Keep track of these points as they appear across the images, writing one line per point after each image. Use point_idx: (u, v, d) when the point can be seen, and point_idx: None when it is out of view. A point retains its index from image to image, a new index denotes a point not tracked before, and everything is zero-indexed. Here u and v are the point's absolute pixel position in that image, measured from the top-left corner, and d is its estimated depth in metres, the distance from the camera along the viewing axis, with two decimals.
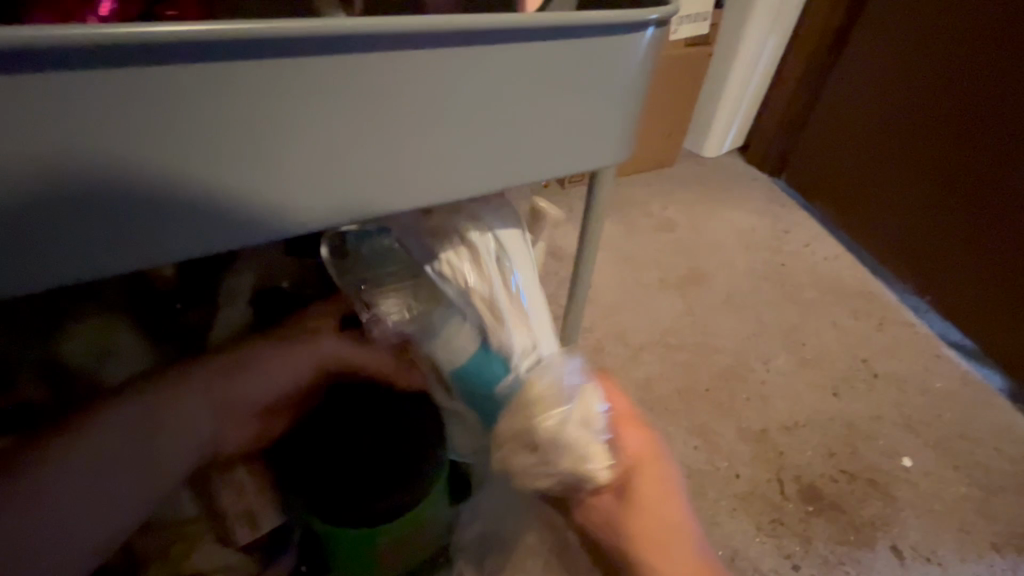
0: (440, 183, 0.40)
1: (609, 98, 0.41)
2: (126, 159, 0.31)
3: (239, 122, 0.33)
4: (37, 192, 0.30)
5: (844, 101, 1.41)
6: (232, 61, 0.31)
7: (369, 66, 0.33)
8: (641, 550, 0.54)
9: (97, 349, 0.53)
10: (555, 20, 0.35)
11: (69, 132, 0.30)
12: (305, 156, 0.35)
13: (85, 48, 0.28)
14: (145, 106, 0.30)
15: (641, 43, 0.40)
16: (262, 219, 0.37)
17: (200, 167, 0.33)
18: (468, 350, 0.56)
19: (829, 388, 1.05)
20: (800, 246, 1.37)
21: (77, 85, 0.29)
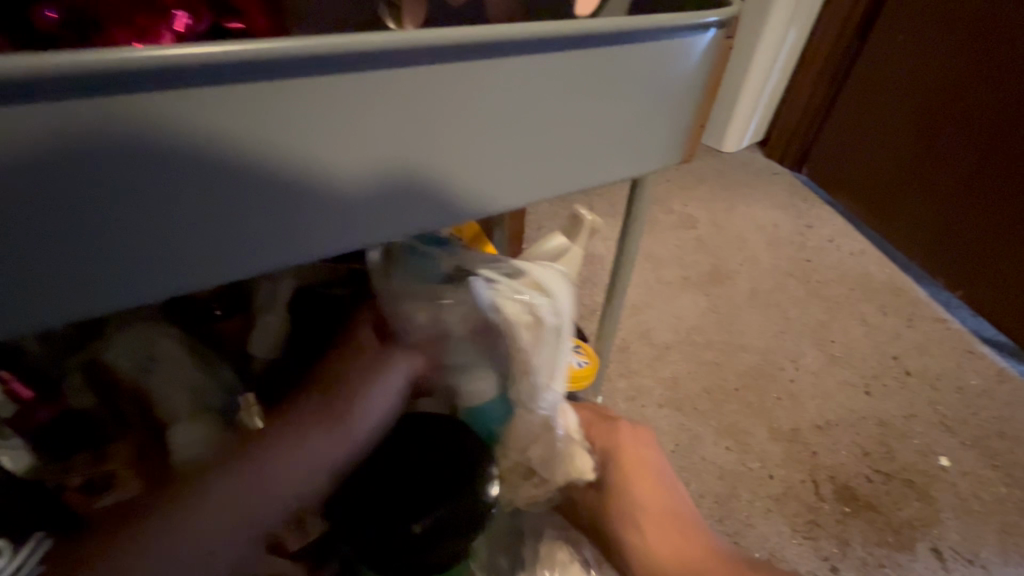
0: (482, 202, 0.36)
1: (661, 105, 0.38)
2: (154, 184, 0.26)
3: (278, 146, 0.28)
4: (57, 219, 0.25)
5: (869, 92, 1.38)
6: (247, 83, 0.26)
7: (419, 81, 0.29)
8: (640, 534, 0.50)
9: (142, 358, 0.48)
10: (617, 25, 0.32)
11: (87, 163, 0.24)
12: (335, 181, 0.30)
13: (98, 76, 0.23)
14: (143, 136, 0.25)
15: (701, 46, 0.36)
16: (310, 237, 0.31)
17: (238, 188, 0.28)
18: (489, 393, 0.49)
19: (861, 386, 1.03)
20: (825, 241, 1.35)
21: (57, 118, 0.23)
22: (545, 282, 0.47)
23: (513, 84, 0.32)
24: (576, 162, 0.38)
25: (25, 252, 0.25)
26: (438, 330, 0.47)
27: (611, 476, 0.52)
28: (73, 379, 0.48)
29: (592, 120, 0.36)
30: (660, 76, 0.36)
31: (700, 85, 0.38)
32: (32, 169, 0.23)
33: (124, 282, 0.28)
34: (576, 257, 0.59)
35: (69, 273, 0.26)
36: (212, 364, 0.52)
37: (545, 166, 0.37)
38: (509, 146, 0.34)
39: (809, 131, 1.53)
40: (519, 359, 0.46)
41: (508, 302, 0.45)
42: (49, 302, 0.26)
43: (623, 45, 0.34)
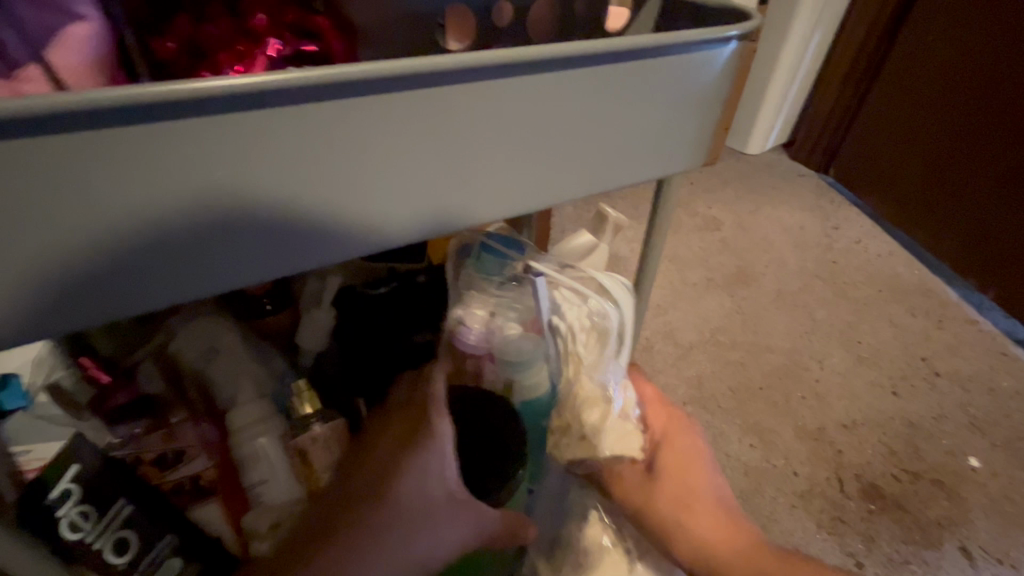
0: (511, 208, 0.38)
1: (681, 112, 0.40)
2: (209, 194, 0.28)
3: (318, 159, 0.30)
4: (125, 226, 0.27)
5: (898, 93, 1.38)
6: (291, 105, 0.28)
7: (451, 97, 0.32)
8: (690, 518, 0.53)
9: (205, 350, 0.54)
10: (632, 41, 0.34)
11: (150, 177, 0.27)
12: (374, 193, 0.32)
13: (160, 104, 0.25)
14: (206, 156, 0.27)
15: (721, 58, 0.38)
16: (346, 238, 0.33)
17: (280, 196, 0.30)
18: (547, 385, 0.53)
19: (888, 387, 1.03)
20: (851, 242, 1.34)
21: (128, 141, 0.26)
22: (609, 291, 0.52)
23: (539, 98, 0.34)
24: (598, 167, 0.40)
25: (103, 259, 0.28)
26: (501, 326, 0.52)
27: (663, 461, 0.55)
28: (146, 367, 0.54)
29: (611, 130, 0.38)
30: (680, 86, 0.38)
31: (721, 95, 0.41)
32: (112, 183, 0.26)
33: (186, 286, 0.30)
34: (601, 255, 0.60)
35: (140, 278, 0.29)
36: (267, 355, 0.57)
37: (569, 173, 0.39)
38: (535, 156, 0.37)
39: (836, 133, 1.52)
40: (579, 356, 0.51)
41: (572, 309, 0.51)
42: (123, 303, 0.29)
43: (640, 58, 0.36)
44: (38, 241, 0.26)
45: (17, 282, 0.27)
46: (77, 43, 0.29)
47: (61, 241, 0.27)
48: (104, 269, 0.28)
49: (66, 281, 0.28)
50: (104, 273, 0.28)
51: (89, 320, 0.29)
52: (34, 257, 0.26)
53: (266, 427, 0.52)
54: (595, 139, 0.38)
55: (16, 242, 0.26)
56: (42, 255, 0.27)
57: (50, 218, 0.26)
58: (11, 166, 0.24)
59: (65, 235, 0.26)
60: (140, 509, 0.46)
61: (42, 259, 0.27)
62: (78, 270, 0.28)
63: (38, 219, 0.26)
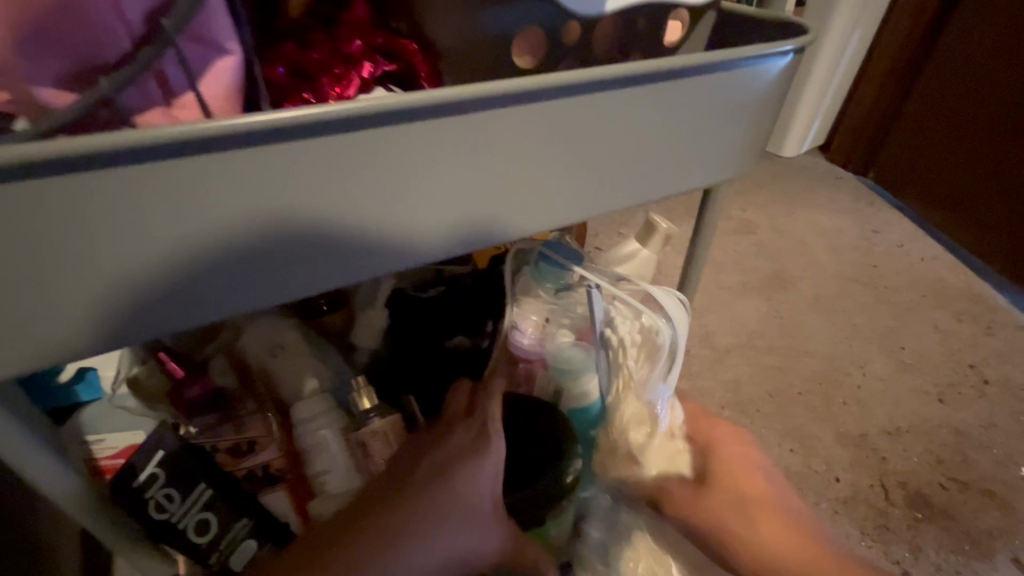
0: (549, 223, 0.39)
1: (729, 124, 0.41)
2: (290, 212, 0.30)
3: (394, 177, 0.31)
4: (212, 242, 0.29)
5: (942, 95, 1.35)
6: (373, 129, 0.29)
7: (521, 117, 0.32)
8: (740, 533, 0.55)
9: (268, 347, 0.57)
10: (699, 59, 0.35)
11: (239, 199, 0.28)
12: (418, 212, 0.33)
13: (255, 132, 0.26)
14: (275, 181, 0.28)
15: (774, 70, 0.39)
16: (412, 249, 0.35)
17: (356, 212, 0.31)
18: (594, 394, 0.58)
19: (934, 394, 1.01)
20: (892, 246, 1.31)
21: (222, 167, 0.27)
22: (664, 309, 0.54)
23: (583, 119, 0.34)
24: (636, 182, 0.40)
25: (166, 279, 0.29)
26: (555, 332, 0.58)
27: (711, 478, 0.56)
28: (219, 363, 0.58)
29: (654, 145, 0.39)
30: (737, 97, 0.39)
31: (773, 104, 0.42)
32: (203, 205, 0.27)
33: (239, 300, 0.32)
34: (648, 263, 0.64)
35: (198, 295, 0.30)
36: (326, 353, 0.59)
37: (607, 189, 0.39)
38: (594, 169, 0.37)
39: (874, 137, 1.50)
40: (626, 372, 0.54)
41: (624, 322, 0.53)
42: (180, 318, 0.31)
43: (703, 74, 0.36)
44: (136, 258, 0.28)
45: (90, 303, 0.28)
46: (223, 71, 0.26)
47: (152, 258, 0.28)
48: (165, 288, 0.29)
49: (132, 300, 0.29)
50: (165, 291, 0.29)
51: (148, 333, 0.30)
52: (103, 278, 0.28)
53: (325, 421, 0.55)
54: (652, 151, 0.39)
55: (83, 268, 0.27)
56: (109, 278, 0.28)
57: (118, 244, 0.27)
58: (81, 198, 0.25)
59: (156, 253, 0.28)
60: (217, 496, 0.49)
61: (113, 281, 0.28)
62: (142, 290, 0.29)
63: (137, 240, 0.27)
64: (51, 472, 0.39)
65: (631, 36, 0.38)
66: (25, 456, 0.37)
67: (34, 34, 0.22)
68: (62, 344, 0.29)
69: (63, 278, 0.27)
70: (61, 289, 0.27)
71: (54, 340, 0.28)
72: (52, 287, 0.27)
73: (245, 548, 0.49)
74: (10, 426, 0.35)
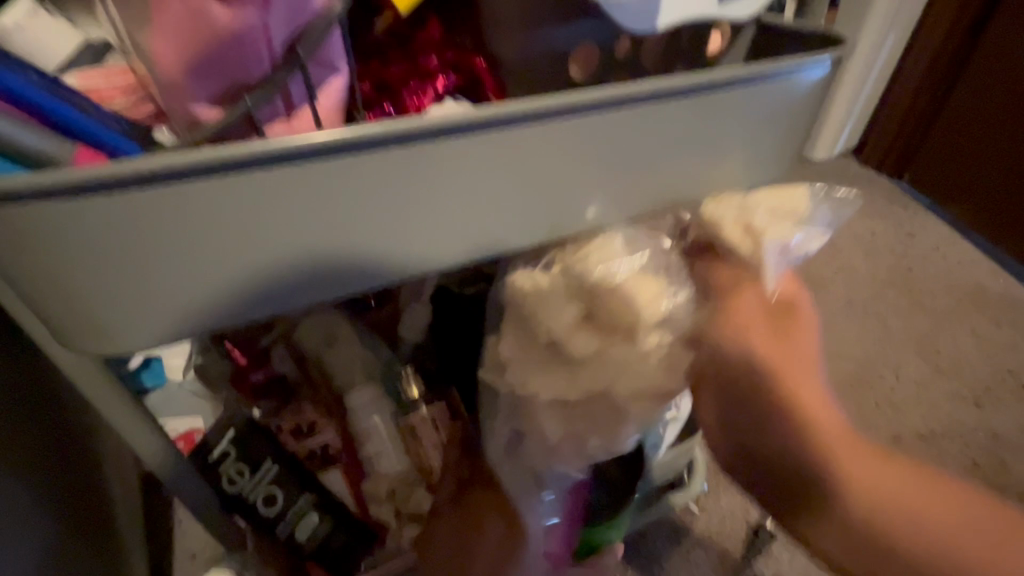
0: (574, 228, 0.39)
1: (771, 129, 0.42)
2: (358, 221, 0.31)
3: (454, 187, 0.32)
4: (282, 248, 0.30)
5: (977, 105, 1.35)
6: (438, 142, 0.30)
7: (574, 129, 0.34)
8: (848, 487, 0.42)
9: (325, 337, 0.59)
10: (740, 71, 0.37)
11: (311, 209, 0.29)
12: (474, 218, 0.34)
13: (331, 147, 0.28)
14: (346, 191, 0.30)
15: (816, 77, 0.40)
16: (465, 253, 0.36)
17: (417, 218, 0.33)
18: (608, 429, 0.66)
19: (970, 399, 1.00)
20: (928, 250, 1.30)
21: (298, 179, 0.28)
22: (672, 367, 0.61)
23: (614, 134, 0.35)
24: (658, 191, 0.41)
25: (216, 284, 0.30)
26: None
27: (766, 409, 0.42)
28: (278, 350, 0.60)
29: (681, 154, 0.39)
30: (776, 105, 0.41)
31: (811, 114, 0.43)
32: (277, 212, 0.29)
33: (278, 304, 0.32)
34: None
35: (241, 299, 0.31)
36: (376, 345, 0.60)
37: (629, 198, 0.40)
38: (639, 176, 0.39)
39: (911, 138, 1.47)
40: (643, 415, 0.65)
41: None
42: (224, 319, 0.31)
43: (744, 85, 0.38)
44: (213, 264, 0.29)
45: (165, 304, 0.29)
46: (334, 91, 0.30)
47: (228, 263, 0.29)
48: (214, 292, 0.30)
49: (186, 304, 0.30)
50: (215, 296, 0.30)
51: (199, 331, 0.31)
52: (172, 283, 0.29)
53: (377, 408, 0.58)
54: (695, 157, 0.40)
55: (142, 272, 0.28)
56: (164, 280, 0.28)
57: (188, 250, 0.28)
58: (145, 210, 0.26)
59: (232, 259, 0.29)
60: (284, 469, 0.52)
61: (188, 284, 0.29)
62: (192, 292, 0.29)
63: (215, 246, 0.28)
64: (157, 452, 0.44)
65: (677, 47, 0.40)
66: (134, 427, 0.41)
67: (199, 60, 0.25)
68: (130, 342, 0.30)
69: (127, 281, 0.28)
70: (135, 291, 0.28)
71: (136, 339, 0.30)
72: (115, 288, 0.28)
73: (308, 520, 0.53)
74: (130, 407, 0.40)
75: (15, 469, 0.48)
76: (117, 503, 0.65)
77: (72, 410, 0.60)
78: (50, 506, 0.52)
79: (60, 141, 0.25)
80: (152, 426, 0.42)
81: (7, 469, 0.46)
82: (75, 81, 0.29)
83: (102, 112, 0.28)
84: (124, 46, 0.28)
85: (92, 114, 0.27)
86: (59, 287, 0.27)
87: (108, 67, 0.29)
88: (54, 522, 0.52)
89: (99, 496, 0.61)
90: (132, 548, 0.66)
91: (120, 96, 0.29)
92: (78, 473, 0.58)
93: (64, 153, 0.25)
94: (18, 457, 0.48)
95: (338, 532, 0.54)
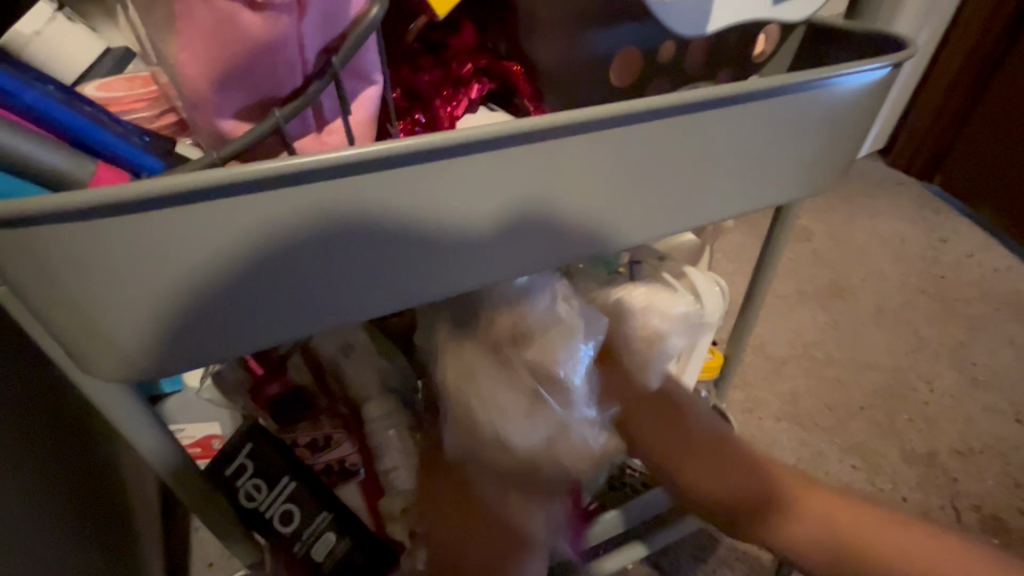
0: (612, 244, 0.37)
1: (822, 135, 0.39)
2: (381, 236, 0.29)
3: (482, 200, 0.31)
4: (300, 263, 0.28)
5: (1015, 99, 1.29)
6: (467, 156, 0.28)
7: (612, 140, 0.32)
8: (805, 501, 0.51)
9: (342, 346, 0.56)
10: (790, 77, 0.34)
11: (333, 224, 0.28)
12: (504, 229, 0.32)
13: (354, 163, 0.26)
14: (368, 203, 0.28)
15: (871, 81, 0.38)
16: (494, 267, 0.34)
17: (444, 232, 0.31)
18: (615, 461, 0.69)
19: (1010, 414, 0.97)
20: (962, 256, 1.25)
21: (320, 193, 0.27)
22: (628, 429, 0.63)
23: (650, 146, 0.33)
24: (697, 205, 0.38)
25: (239, 302, 0.28)
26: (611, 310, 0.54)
27: (669, 436, 0.51)
28: (295, 360, 0.58)
29: (724, 165, 0.37)
30: (828, 112, 0.38)
31: (864, 120, 0.41)
32: (296, 227, 0.27)
33: (301, 322, 0.30)
34: (691, 248, 0.64)
35: (265, 318, 0.29)
36: (390, 354, 0.58)
37: (669, 209, 0.37)
38: (682, 185, 0.36)
39: (941, 140, 1.42)
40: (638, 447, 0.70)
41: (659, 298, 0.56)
42: (248, 339, 0.30)
43: (793, 92, 0.36)
44: (226, 280, 0.27)
45: (172, 320, 0.27)
46: (366, 101, 0.28)
47: (241, 281, 0.28)
48: (237, 312, 0.28)
49: (203, 326, 0.28)
50: (233, 317, 0.29)
51: (217, 355, 0.30)
52: (182, 302, 0.27)
53: (392, 422, 0.54)
54: (740, 165, 0.38)
55: (165, 294, 0.26)
56: (187, 302, 0.27)
57: (197, 268, 0.26)
58: (155, 227, 0.25)
59: (246, 275, 0.27)
60: (301, 486, 0.51)
61: (198, 302, 0.27)
62: (216, 314, 0.28)
63: (228, 261, 0.27)
64: (178, 469, 0.43)
65: (723, 50, 0.39)
66: (144, 436, 0.39)
67: (228, 74, 0.24)
68: (132, 359, 0.28)
69: (142, 303, 0.26)
70: (141, 308, 0.26)
71: (140, 356, 0.28)
72: (139, 314, 0.27)
73: (325, 540, 0.50)
74: (149, 426, 0.39)
75: (25, 487, 0.46)
76: (134, 513, 0.64)
77: (88, 421, 0.59)
78: (62, 523, 0.50)
79: (79, 158, 0.24)
80: (163, 430, 0.40)
81: (25, 479, 0.46)
82: (95, 92, 0.27)
83: (122, 126, 0.26)
84: (147, 54, 0.26)
85: (108, 127, 0.25)
86: (70, 306, 0.26)
87: (135, 77, 0.28)
88: (73, 535, 0.52)
89: (114, 508, 0.60)
90: (150, 557, 0.66)
91: (144, 106, 0.28)
92: (98, 483, 0.58)
93: (80, 172, 0.24)
94: (29, 474, 0.46)
95: (357, 551, 0.50)
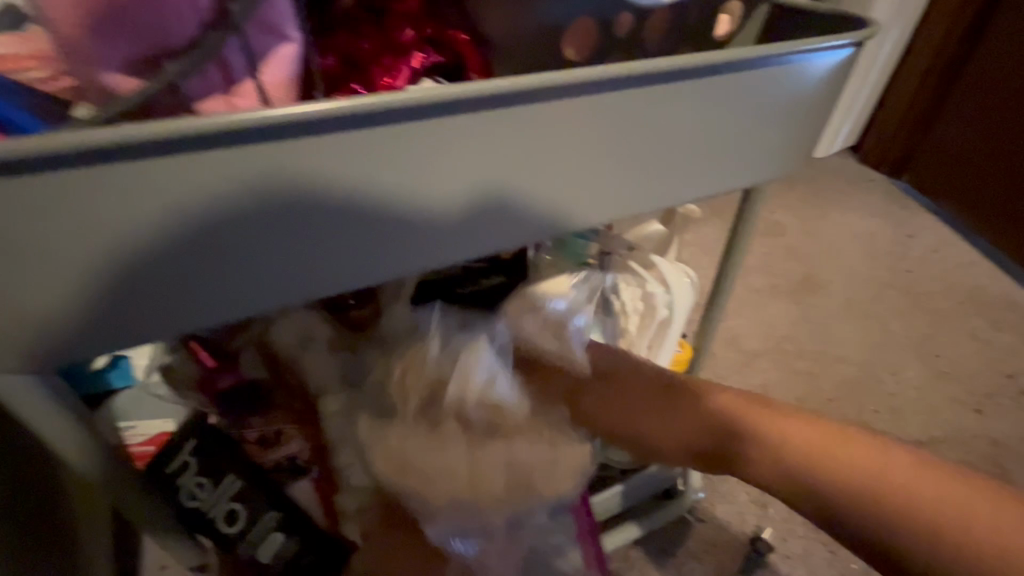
0: (574, 225, 0.35)
1: (788, 116, 0.38)
2: (315, 211, 0.27)
3: (427, 173, 0.29)
4: (223, 239, 0.26)
5: (979, 98, 1.31)
6: (407, 123, 0.27)
7: (564, 111, 0.30)
8: (792, 430, 0.44)
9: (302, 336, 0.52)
10: (749, 52, 0.33)
11: (259, 195, 0.25)
12: (454, 206, 0.30)
13: (279, 126, 0.24)
14: (299, 172, 0.26)
15: (836, 61, 0.37)
16: (444, 248, 0.32)
17: (387, 206, 0.28)
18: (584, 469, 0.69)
19: (970, 404, 0.98)
20: (926, 251, 1.27)
21: (241, 160, 0.24)
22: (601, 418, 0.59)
23: (605, 120, 0.32)
24: (662, 186, 0.37)
25: (154, 281, 0.25)
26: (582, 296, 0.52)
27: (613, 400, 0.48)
28: (250, 354, 0.54)
29: (688, 143, 0.36)
30: (794, 92, 0.37)
31: (829, 103, 0.40)
32: (217, 198, 0.25)
33: (229, 306, 0.28)
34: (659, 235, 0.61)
35: (186, 300, 0.27)
36: (349, 342, 0.55)
37: (632, 188, 0.36)
38: (644, 164, 0.35)
39: (910, 137, 1.44)
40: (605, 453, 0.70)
41: (629, 290, 0.57)
42: (167, 324, 0.27)
43: (755, 68, 0.34)
44: (135, 255, 0.25)
45: (75, 299, 0.24)
46: (282, 60, 0.27)
47: (154, 258, 0.25)
48: (153, 292, 0.26)
49: (113, 308, 0.25)
50: (148, 299, 0.26)
51: (131, 341, 0.27)
52: (85, 279, 0.24)
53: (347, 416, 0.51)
54: (704, 144, 0.36)
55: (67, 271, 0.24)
56: (93, 280, 0.24)
57: (102, 240, 0.24)
58: (48, 192, 0.22)
59: (159, 252, 0.25)
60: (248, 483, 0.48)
61: (105, 281, 0.25)
62: (127, 295, 0.25)
63: (137, 234, 0.24)
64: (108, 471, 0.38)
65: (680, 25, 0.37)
66: (58, 434, 0.34)
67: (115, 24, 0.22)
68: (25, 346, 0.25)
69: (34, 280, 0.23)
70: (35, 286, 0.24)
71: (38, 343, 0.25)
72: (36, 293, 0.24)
73: (271, 540, 0.47)
74: (76, 434, 0.35)
75: None
76: None
77: None
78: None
79: None
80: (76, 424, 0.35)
81: None
82: None
83: None
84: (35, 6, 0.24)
85: None
86: None
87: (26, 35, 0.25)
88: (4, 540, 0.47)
89: None
90: None
91: (36, 65, 0.25)
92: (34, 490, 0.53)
93: None
94: None
95: (305, 551, 0.47)
